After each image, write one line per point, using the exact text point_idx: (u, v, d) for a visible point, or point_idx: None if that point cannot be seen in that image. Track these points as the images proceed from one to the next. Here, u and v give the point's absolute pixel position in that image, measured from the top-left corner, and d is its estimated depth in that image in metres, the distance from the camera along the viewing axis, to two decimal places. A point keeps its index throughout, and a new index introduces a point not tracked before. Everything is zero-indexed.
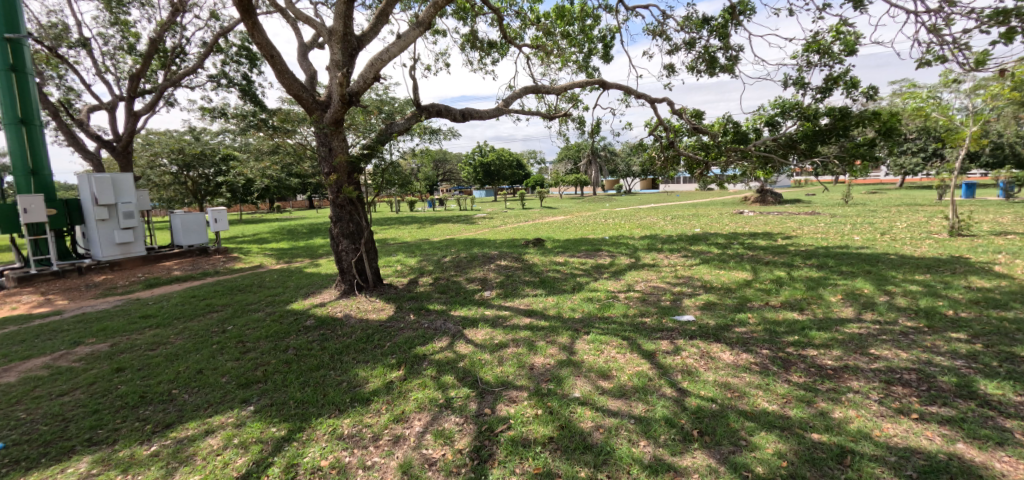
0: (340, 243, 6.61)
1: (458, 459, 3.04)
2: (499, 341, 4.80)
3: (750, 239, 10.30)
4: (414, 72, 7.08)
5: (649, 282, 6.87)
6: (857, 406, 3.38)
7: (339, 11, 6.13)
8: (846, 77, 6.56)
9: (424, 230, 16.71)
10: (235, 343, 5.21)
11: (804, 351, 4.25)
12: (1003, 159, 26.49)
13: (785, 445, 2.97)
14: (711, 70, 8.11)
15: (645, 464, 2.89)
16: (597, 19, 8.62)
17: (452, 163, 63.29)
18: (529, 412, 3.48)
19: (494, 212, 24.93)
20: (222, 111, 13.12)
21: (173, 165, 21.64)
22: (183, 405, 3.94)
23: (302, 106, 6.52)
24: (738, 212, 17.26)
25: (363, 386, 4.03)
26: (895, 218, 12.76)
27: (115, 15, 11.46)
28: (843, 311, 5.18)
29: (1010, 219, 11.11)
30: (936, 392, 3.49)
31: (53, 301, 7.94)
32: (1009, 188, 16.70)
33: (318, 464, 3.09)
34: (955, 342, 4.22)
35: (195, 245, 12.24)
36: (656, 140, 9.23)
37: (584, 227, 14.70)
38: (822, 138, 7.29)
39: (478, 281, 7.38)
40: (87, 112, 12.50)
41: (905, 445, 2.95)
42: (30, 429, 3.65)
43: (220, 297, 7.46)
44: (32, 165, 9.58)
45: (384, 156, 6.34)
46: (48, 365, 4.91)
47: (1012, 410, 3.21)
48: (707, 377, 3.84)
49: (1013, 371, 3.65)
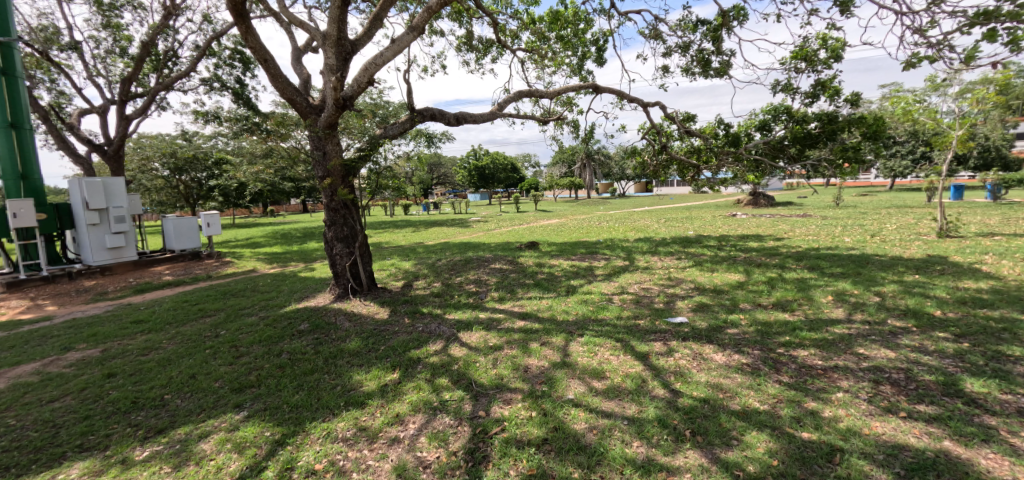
0: (334, 247, 6.61)
1: (452, 462, 3.05)
2: (493, 344, 4.81)
3: (743, 241, 10.39)
4: (407, 75, 7.09)
5: (642, 284, 6.91)
6: (846, 405, 3.42)
7: (333, 16, 6.15)
8: (832, 82, 6.68)
9: (419, 234, 16.76)
10: (227, 348, 5.18)
11: (794, 352, 4.30)
12: (989, 162, 26.83)
13: (776, 444, 3.01)
14: (705, 72, 8.20)
15: (639, 464, 2.92)
16: (590, 22, 8.69)
17: (447, 167, 63.35)
18: (523, 414, 3.49)
19: (488, 215, 25.05)
20: (215, 115, 13.09)
21: (165, 169, 21.96)
22: (175, 410, 3.91)
23: (296, 111, 6.51)
24: (731, 215, 17.47)
25: (357, 389, 4.03)
26: (886, 220, 12.85)
27: (107, 18, 11.39)
28: (834, 312, 5.25)
29: (997, 221, 11.28)
30: (922, 391, 3.54)
31: (42, 307, 7.84)
32: (997, 190, 16.89)
33: (313, 467, 3.09)
34: (942, 341, 4.29)
35: (188, 249, 12.13)
36: (649, 143, 9.31)
37: (578, 230, 14.74)
38: (810, 142, 7.42)
39: (475, 284, 7.41)
40: (78, 116, 12.40)
41: (893, 443, 3.00)
42: (20, 435, 3.61)
43: (212, 302, 7.42)
44: (21, 169, 9.49)
45: (378, 160, 6.32)
46: (39, 371, 4.86)
47: (997, 408, 3.27)
48: (699, 378, 3.88)
49: (999, 370, 3.71)
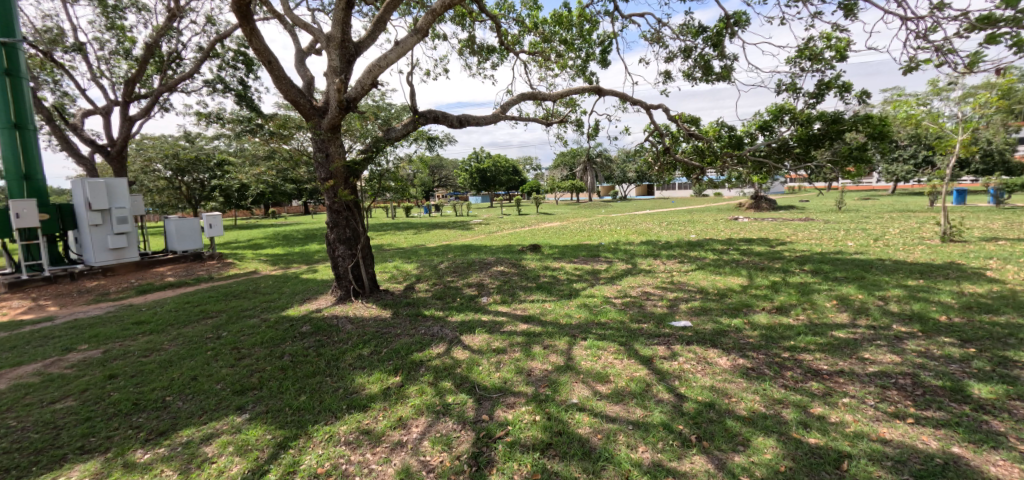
0: (337, 249, 6.60)
1: (456, 466, 3.02)
2: (497, 347, 4.79)
3: (747, 245, 10.37)
4: (411, 78, 7.10)
5: (645, 288, 6.89)
6: (853, 410, 3.39)
7: (338, 18, 6.18)
8: (839, 81, 6.67)
9: (421, 236, 16.77)
10: (229, 350, 5.16)
11: (800, 356, 4.27)
12: (992, 167, 26.78)
13: (783, 450, 2.98)
14: (707, 76, 8.19)
15: (645, 469, 2.89)
16: (595, 24, 8.70)
17: (448, 169, 63.41)
18: (526, 418, 3.46)
19: (490, 218, 25.08)
20: (218, 116, 13.08)
21: (167, 170, 22.14)
22: (177, 412, 3.89)
23: (300, 113, 6.50)
24: (733, 218, 17.46)
25: (360, 393, 4.00)
26: (888, 224, 12.82)
27: (112, 20, 11.39)
28: (838, 316, 5.21)
29: (1001, 225, 11.26)
30: (931, 397, 3.51)
31: (44, 306, 7.86)
32: (1000, 195, 16.88)
33: (316, 471, 3.06)
34: (949, 346, 4.26)
35: (190, 251, 12.12)
36: (653, 146, 9.25)
37: (579, 233, 14.75)
38: (815, 143, 7.40)
39: (475, 287, 7.37)
40: (81, 116, 12.42)
41: (902, 448, 2.96)
42: (20, 437, 3.59)
43: (214, 303, 7.41)
44: (25, 170, 9.52)
45: (381, 161, 6.36)
46: (40, 371, 4.86)
47: (1006, 414, 3.24)
48: (704, 382, 3.85)
49: (1006, 375, 3.69)
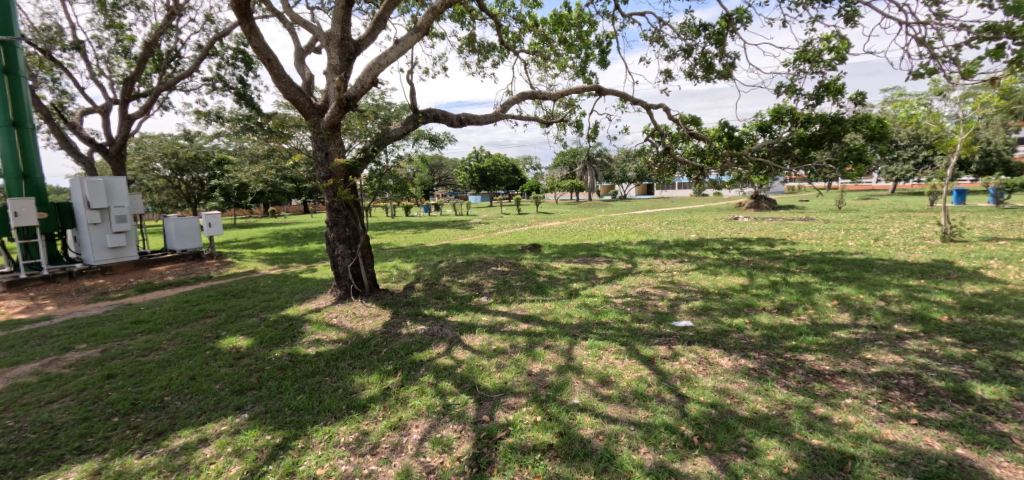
0: (336, 248, 6.57)
1: (457, 467, 3.00)
2: (498, 348, 4.76)
3: (747, 245, 10.35)
4: (411, 76, 7.06)
5: (645, 287, 6.88)
6: (856, 411, 3.37)
7: (338, 16, 6.14)
8: (836, 83, 6.65)
9: (420, 235, 16.72)
10: (227, 350, 5.13)
11: (801, 356, 4.25)
12: (992, 166, 26.70)
13: (786, 451, 2.96)
14: (709, 75, 8.16)
15: (646, 470, 2.87)
16: (594, 25, 8.69)
17: (447, 168, 63.16)
18: (527, 419, 3.44)
19: (489, 218, 25.06)
20: (217, 115, 13.05)
21: (166, 169, 22.15)
22: (175, 412, 3.87)
23: (299, 111, 6.46)
24: (732, 218, 17.44)
25: (360, 393, 3.98)
26: (889, 224, 12.78)
27: (110, 18, 11.36)
28: (840, 317, 5.18)
29: (1001, 225, 11.22)
30: (933, 398, 3.48)
31: (42, 306, 7.81)
32: (1000, 195, 16.82)
33: (314, 472, 3.04)
34: (951, 347, 4.23)
35: (189, 249, 12.06)
36: (653, 146, 9.24)
37: (579, 233, 14.71)
38: (814, 144, 7.38)
39: (474, 287, 7.34)
40: (80, 115, 12.36)
41: (905, 450, 2.94)
42: (17, 437, 3.56)
43: (213, 302, 7.38)
44: (23, 169, 9.47)
45: (380, 160, 6.34)
46: (37, 371, 4.82)
47: (1009, 415, 3.21)
48: (706, 382, 3.83)
49: (1008, 376, 3.67)
